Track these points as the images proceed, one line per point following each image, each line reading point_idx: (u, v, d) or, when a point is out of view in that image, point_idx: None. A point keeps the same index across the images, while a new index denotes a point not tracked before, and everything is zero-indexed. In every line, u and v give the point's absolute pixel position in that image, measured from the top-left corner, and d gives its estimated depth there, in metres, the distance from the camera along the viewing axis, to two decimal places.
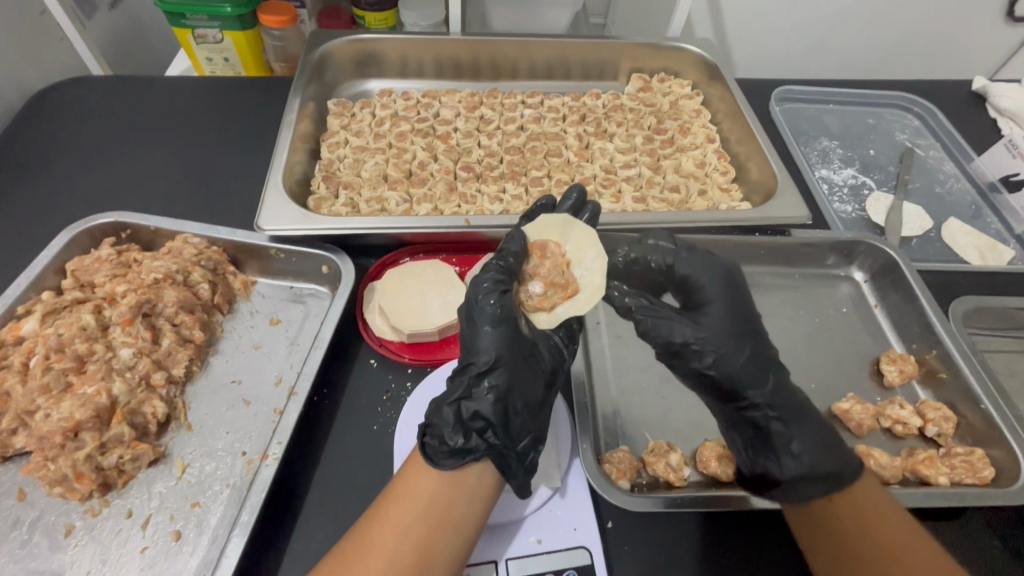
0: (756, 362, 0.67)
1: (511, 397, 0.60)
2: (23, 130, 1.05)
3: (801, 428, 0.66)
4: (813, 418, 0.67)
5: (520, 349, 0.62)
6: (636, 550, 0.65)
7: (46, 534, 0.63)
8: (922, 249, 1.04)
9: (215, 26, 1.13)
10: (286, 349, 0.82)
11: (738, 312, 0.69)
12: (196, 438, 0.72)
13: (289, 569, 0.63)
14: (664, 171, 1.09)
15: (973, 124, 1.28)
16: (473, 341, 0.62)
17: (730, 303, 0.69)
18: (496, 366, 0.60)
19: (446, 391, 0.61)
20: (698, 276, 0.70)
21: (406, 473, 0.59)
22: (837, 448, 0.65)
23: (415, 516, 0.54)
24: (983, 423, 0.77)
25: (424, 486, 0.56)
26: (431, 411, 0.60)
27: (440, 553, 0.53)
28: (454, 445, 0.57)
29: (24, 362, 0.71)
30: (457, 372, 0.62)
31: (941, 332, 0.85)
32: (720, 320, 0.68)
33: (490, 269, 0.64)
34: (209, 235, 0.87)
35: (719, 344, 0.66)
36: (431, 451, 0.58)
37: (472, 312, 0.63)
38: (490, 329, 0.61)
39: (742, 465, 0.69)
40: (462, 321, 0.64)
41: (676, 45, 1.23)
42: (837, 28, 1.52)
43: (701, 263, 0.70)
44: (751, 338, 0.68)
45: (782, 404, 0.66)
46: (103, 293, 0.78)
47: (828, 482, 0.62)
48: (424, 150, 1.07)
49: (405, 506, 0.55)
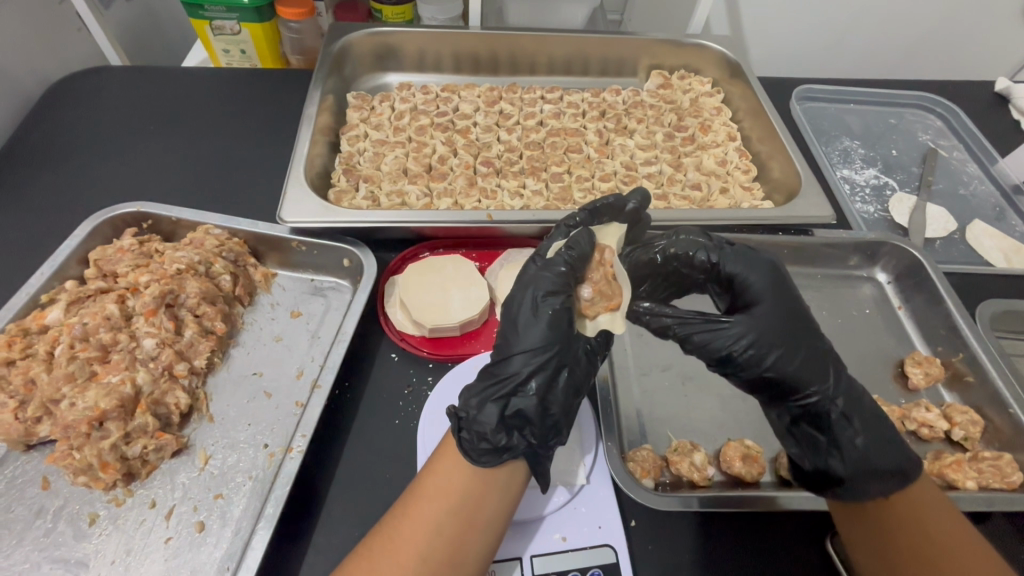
0: (812, 362, 0.63)
1: (551, 400, 0.59)
2: (44, 120, 1.05)
3: (861, 422, 0.64)
4: (871, 409, 0.65)
5: (569, 353, 0.61)
6: (661, 549, 0.65)
7: (71, 523, 0.63)
8: (946, 251, 1.03)
9: (233, 18, 1.13)
10: (307, 341, 0.81)
11: (791, 310, 0.65)
12: (218, 430, 0.72)
13: (312, 562, 0.62)
14: (685, 169, 1.08)
15: (997, 126, 1.26)
16: (523, 338, 0.60)
17: (781, 301, 0.65)
18: (543, 367, 0.59)
19: (487, 384, 0.60)
20: (746, 274, 0.67)
21: (435, 467, 0.58)
22: (894, 441, 0.63)
23: (446, 513, 0.54)
24: (1010, 429, 0.76)
25: (454, 483, 0.56)
26: (470, 403, 0.59)
27: (470, 551, 0.53)
28: (495, 443, 0.56)
29: (48, 350, 0.71)
30: (499, 367, 0.60)
31: (968, 336, 0.83)
32: (773, 319, 0.64)
33: (552, 267, 0.62)
34: (231, 226, 0.86)
35: (772, 347, 0.63)
36: (467, 446, 0.57)
37: (527, 310, 0.61)
38: (545, 331, 0.60)
39: (806, 464, 0.66)
40: (510, 315, 0.63)
41: (696, 42, 1.22)
42: (857, 28, 1.51)
43: (749, 261, 0.67)
44: (808, 338, 0.64)
45: (838, 399, 0.64)
46: (126, 283, 0.78)
47: (891, 478, 0.60)
48: (443, 145, 1.06)
49: (436, 502, 0.55)
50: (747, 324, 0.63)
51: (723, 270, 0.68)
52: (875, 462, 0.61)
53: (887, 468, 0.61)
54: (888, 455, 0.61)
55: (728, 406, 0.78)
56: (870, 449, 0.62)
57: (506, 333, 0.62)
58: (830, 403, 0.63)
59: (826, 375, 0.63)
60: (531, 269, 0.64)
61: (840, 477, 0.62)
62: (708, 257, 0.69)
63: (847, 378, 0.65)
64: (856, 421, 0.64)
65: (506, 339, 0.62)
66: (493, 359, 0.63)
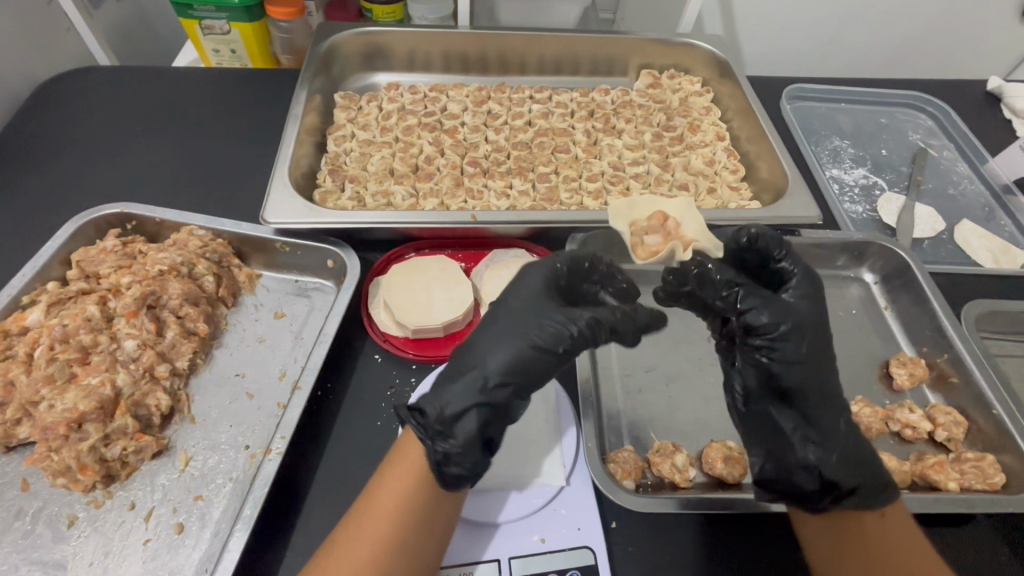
0: (821, 365, 0.65)
1: (513, 418, 0.61)
2: (30, 120, 1.05)
3: (845, 442, 0.63)
4: (856, 434, 0.64)
5: (544, 373, 0.61)
6: (641, 551, 0.65)
7: (49, 525, 0.63)
8: (933, 251, 1.02)
9: (221, 18, 1.12)
10: (290, 343, 0.81)
11: (821, 319, 0.66)
12: (199, 431, 0.72)
13: (291, 564, 0.62)
14: (672, 169, 1.07)
15: (988, 125, 1.26)
16: (505, 348, 0.60)
17: (818, 308, 0.66)
18: (521, 381, 0.60)
19: (462, 401, 0.58)
20: (801, 276, 0.68)
21: (386, 479, 0.59)
22: (876, 463, 0.62)
23: (398, 528, 0.56)
24: (994, 429, 0.76)
25: (404, 498, 0.57)
26: (443, 418, 0.57)
27: (428, 554, 0.56)
28: (453, 453, 0.56)
29: (28, 352, 0.71)
30: (469, 375, 0.59)
31: (953, 337, 0.83)
32: (806, 315, 0.65)
33: (551, 292, 0.66)
34: (214, 227, 0.86)
35: (801, 333, 0.64)
36: (427, 449, 0.57)
37: (522, 319, 0.62)
38: (529, 346, 0.61)
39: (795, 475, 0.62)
40: (498, 321, 0.63)
41: (686, 41, 1.21)
42: (849, 26, 1.50)
43: (806, 268, 0.68)
44: (823, 352, 0.65)
45: (826, 411, 0.64)
46: (108, 285, 0.78)
47: (880, 491, 0.60)
48: (430, 145, 1.06)
49: (387, 516, 0.56)
50: (774, 309, 0.65)
51: (786, 268, 0.68)
52: (847, 478, 0.61)
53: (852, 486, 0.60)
54: (867, 476, 0.60)
55: (712, 407, 0.78)
56: (848, 466, 0.61)
57: (483, 340, 0.62)
58: (812, 408, 0.64)
59: (819, 385, 0.64)
60: (530, 285, 0.66)
61: (803, 487, 0.62)
62: (777, 254, 0.69)
63: (841, 401, 0.65)
64: (840, 442, 0.63)
65: (482, 345, 0.61)
66: (462, 367, 0.61)
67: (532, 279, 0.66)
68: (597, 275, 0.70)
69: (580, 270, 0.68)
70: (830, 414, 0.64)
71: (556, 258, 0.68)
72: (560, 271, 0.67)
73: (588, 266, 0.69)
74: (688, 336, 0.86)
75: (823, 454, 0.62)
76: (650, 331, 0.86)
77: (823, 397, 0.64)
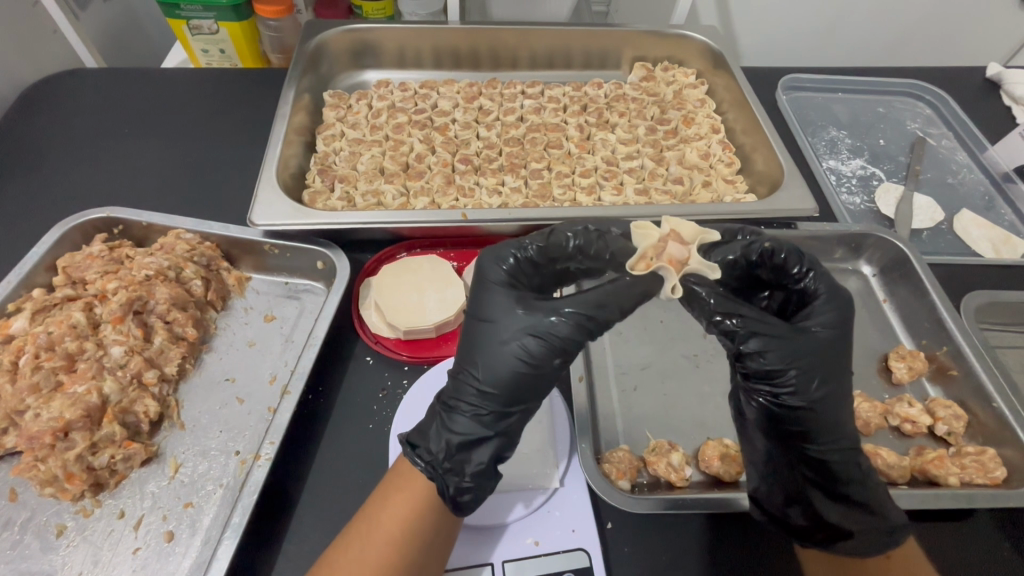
0: (830, 403, 0.62)
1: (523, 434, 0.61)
2: (16, 124, 1.04)
3: (850, 484, 0.62)
4: (867, 469, 0.63)
5: (542, 386, 0.60)
6: (637, 552, 0.64)
7: (37, 535, 0.63)
8: (932, 242, 1.01)
9: (209, 17, 1.11)
10: (281, 346, 0.80)
11: (836, 352, 0.62)
12: (190, 438, 0.71)
13: (282, 571, 0.62)
14: (667, 162, 1.06)
15: (988, 113, 1.24)
16: (494, 368, 0.59)
17: (834, 342, 0.63)
18: (520, 397, 0.59)
19: (457, 441, 0.59)
20: (824, 301, 0.64)
21: (389, 500, 0.58)
22: (881, 508, 0.61)
23: (404, 550, 0.55)
24: (994, 422, 0.75)
25: (410, 522, 0.56)
26: (442, 461, 0.58)
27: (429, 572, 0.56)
28: (462, 483, 0.57)
29: (13, 361, 0.71)
30: (466, 402, 0.60)
31: (952, 329, 0.82)
32: (821, 352, 0.62)
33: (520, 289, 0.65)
34: (202, 230, 0.85)
35: (811, 376, 0.61)
36: (436, 485, 0.58)
37: (502, 334, 0.60)
38: (520, 361, 0.59)
39: (797, 516, 0.62)
40: (479, 342, 0.61)
41: (679, 33, 1.20)
42: (846, 15, 1.48)
43: (836, 291, 0.64)
44: (837, 387, 0.63)
45: (840, 454, 0.62)
46: (94, 291, 0.77)
47: (884, 533, 0.59)
48: (421, 143, 1.05)
49: (390, 537, 0.55)
50: (783, 350, 0.61)
51: (808, 286, 0.65)
52: (844, 522, 0.61)
53: (849, 529, 0.60)
54: (865, 521, 0.60)
55: (709, 404, 0.77)
56: (846, 508, 0.62)
57: (471, 367, 0.61)
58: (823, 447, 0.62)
59: (828, 425, 0.62)
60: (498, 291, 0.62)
61: (799, 526, 0.62)
62: (800, 271, 0.65)
63: (852, 439, 0.63)
64: (848, 485, 0.62)
65: (469, 369, 0.61)
66: (451, 402, 0.61)
67: (495, 275, 0.65)
68: (581, 255, 0.66)
69: (563, 250, 0.65)
70: (843, 454, 0.62)
71: (522, 261, 0.66)
72: (522, 257, 0.66)
73: (571, 245, 0.66)
74: (684, 332, 0.85)
75: (820, 492, 0.63)
76: (645, 328, 0.85)
77: (830, 434, 0.62)
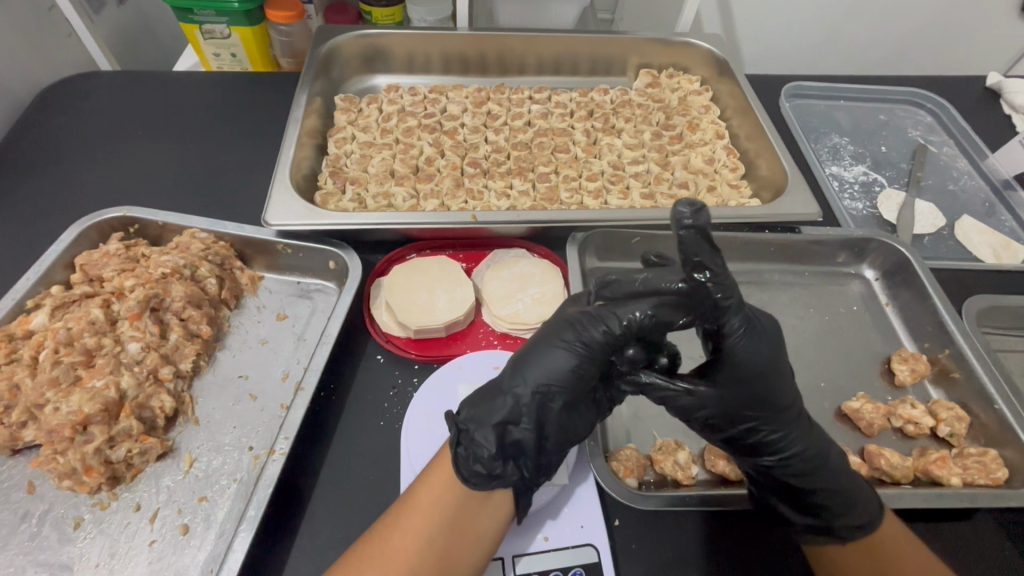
0: (770, 388, 0.60)
1: (548, 430, 0.59)
2: (33, 124, 1.05)
3: (812, 470, 0.61)
4: (828, 449, 0.62)
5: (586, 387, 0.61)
6: (644, 548, 0.65)
7: (55, 526, 0.64)
8: (933, 247, 1.02)
9: (222, 22, 1.13)
10: (293, 345, 0.82)
11: (777, 387, 0.61)
12: (204, 433, 0.72)
13: (294, 566, 0.63)
14: (672, 168, 1.08)
15: (988, 121, 1.26)
16: (551, 363, 0.60)
17: (755, 339, 0.60)
18: (562, 397, 0.59)
19: (489, 406, 0.59)
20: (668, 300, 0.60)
21: (426, 482, 0.59)
22: (860, 503, 0.59)
23: (436, 530, 0.56)
24: (996, 425, 0.76)
25: (444, 501, 0.57)
26: (472, 419, 0.59)
27: (463, 561, 0.55)
28: (491, 469, 0.56)
29: (33, 355, 0.72)
30: (508, 388, 0.59)
31: (954, 331, 0.83)
32: (784, 399, 0.61)
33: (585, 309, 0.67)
34: (217, 230, 0.87)
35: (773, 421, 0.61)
36: (454, 444, 0.58)
37: (561, 332, 0.61)
38: (571, 355, 0.60)
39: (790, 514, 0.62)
40: (536, 341, 0.63)
41: (685, 40, 1.22)
42: (850, 23, 1.50)
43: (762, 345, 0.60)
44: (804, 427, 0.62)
45: (793, 433, 0.61)
46: (111, 288, 0.79)
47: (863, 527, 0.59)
48: (430, 146, 1.07)
49: (425, 520, 0.56)
50: (735, 397, 0.60)
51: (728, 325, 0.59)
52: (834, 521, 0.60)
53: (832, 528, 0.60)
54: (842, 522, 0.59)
55: None
56: (818, 509, 0.61)
57: (525, 355, 0.62)
58: (766, 431, 0.61)
59: (781, 402, 0.61)
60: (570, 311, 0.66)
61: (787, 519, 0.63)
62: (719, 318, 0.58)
63: (800, 414, 0.62)
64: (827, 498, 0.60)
65: (524, 353, 0.62)
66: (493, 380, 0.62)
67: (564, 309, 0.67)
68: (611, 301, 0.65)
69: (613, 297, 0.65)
70: (816, 471, 0.61)
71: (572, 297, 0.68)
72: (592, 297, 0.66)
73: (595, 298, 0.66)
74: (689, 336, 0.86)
75: (795, 500, 0.62)
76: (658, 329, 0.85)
77: (804, 463, 0.61)
